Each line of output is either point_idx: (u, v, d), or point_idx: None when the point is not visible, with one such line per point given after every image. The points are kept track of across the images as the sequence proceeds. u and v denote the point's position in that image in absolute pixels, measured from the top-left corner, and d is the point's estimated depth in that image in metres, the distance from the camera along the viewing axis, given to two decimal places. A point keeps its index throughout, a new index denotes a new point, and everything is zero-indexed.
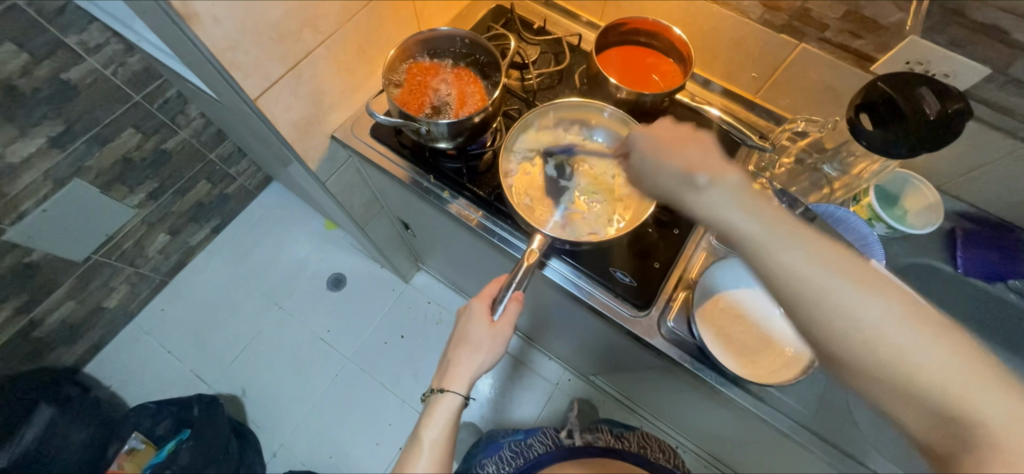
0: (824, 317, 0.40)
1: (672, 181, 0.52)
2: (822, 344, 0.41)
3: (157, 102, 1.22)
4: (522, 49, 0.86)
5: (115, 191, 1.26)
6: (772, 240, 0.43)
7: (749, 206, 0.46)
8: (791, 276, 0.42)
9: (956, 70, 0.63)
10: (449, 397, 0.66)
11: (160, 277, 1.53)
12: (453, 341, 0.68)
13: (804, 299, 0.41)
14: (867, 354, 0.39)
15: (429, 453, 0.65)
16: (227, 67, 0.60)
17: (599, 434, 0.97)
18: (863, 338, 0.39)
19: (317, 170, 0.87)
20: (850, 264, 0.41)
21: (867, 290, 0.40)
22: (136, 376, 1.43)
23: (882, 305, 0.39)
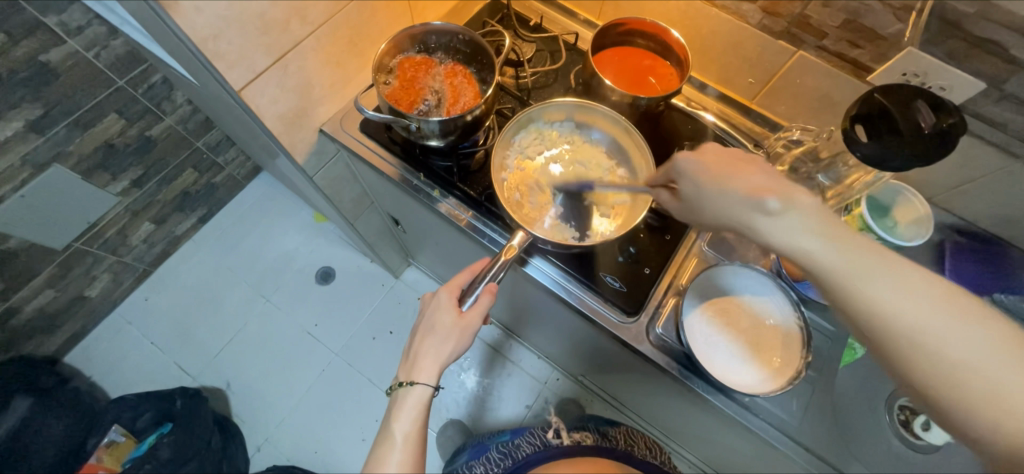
0: (908, 351, 0.41)
1: (733, 215, 0.50)
2: (911, 375, 0.42)
3: (142, 87, 1.19)
4: (517, 46, 0.84)
5: (97, 178, 1.23)
6: (856, 275, 0.43)
7: (826, 242, 0.45)
8: (878, 309, 0.42)
9: (952, 83, 0.62)
10: (417, 389, 0.62)
11: (144, 267, 1.50)
12: (418, 332, 0.65)
13: (888, 331, 0.42)
14: (954, 386, 0.40)
15: (403, 448, 0.61)
16: (209, 56, 0.58)
17: (586, 433, 0.94)
18: (950, 372, 0.40)
19: (304, 163, 0.85)
20: (932, 291, 0.41)
21: (948, 320, 0.40)
22: (117, 367, 1.40)
23: (973, 334, 0.40)
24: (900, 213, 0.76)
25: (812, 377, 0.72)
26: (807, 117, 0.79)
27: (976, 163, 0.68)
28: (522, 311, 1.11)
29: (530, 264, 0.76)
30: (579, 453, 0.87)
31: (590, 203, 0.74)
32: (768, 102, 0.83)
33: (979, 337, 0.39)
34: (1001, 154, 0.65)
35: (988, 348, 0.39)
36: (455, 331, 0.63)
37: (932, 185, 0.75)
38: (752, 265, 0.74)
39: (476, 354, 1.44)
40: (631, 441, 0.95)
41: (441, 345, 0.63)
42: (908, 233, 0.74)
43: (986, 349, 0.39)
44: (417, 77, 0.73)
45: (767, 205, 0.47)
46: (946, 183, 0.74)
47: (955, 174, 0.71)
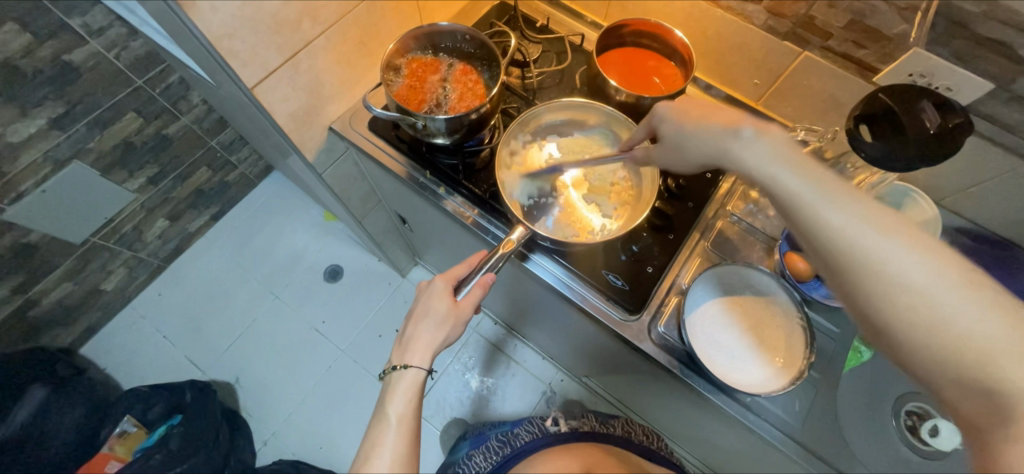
0: (856, 272, 0.41)
1: (705, 148, 0.54)
2: (857, 300, 0.41)
3: (159, 87, 1.22)
4: (523, 47, 0.85)
5: (114, 175, 1.26)
6: (810, 196, 0.44)
7: (791, 169, 0.46)
8: (830, 228, 0.42)
9: (958, 83, 0.62)
10: (411, 371, 0.63)
11: (158, 262, 1.53)
12: (412, 316, 0.66)
13: (839, 251, 0.42)
14: (897, 311, 0.39)
15: (398, 430, 0.60)
16: (223, 54, 0.60)
17: (584, 419, 0.94)
18: (898, 299, 0.39)
19: (314, 160, 0.87)
20: (893, 222, 0.41)
21: (909, 248, 0.39)
22: (131, 359, 1.44)
23: (930, 266, 0.38)
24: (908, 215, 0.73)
25: (815, 379, 0.72)
26: (813, 118, 0.79)
27: (985, 164, 0.67)
28: (521, 306, 1.11)
29: (532, 260, 0.77)
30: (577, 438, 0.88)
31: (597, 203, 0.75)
32: (774, 103, 0.83)
33: (934, 271, 0.38)
34: (1010, 156, 0.64)
35: (944, 282, 0.38)
36: (449, 318, 0.65)
37: (941, 187, 0.75)
38: (754, 265, 0.74)
39: (481, 353, 1.45)
40: (628, 428, 0.95)
41: (435, 330, 0.64)
42: None
43: (941, 283, 0.38)
44: (424, 77, 0.75)
45: (738, 135, 0.51)
46: (955, 186, 0.73)
47: (963, 177, 0.70)
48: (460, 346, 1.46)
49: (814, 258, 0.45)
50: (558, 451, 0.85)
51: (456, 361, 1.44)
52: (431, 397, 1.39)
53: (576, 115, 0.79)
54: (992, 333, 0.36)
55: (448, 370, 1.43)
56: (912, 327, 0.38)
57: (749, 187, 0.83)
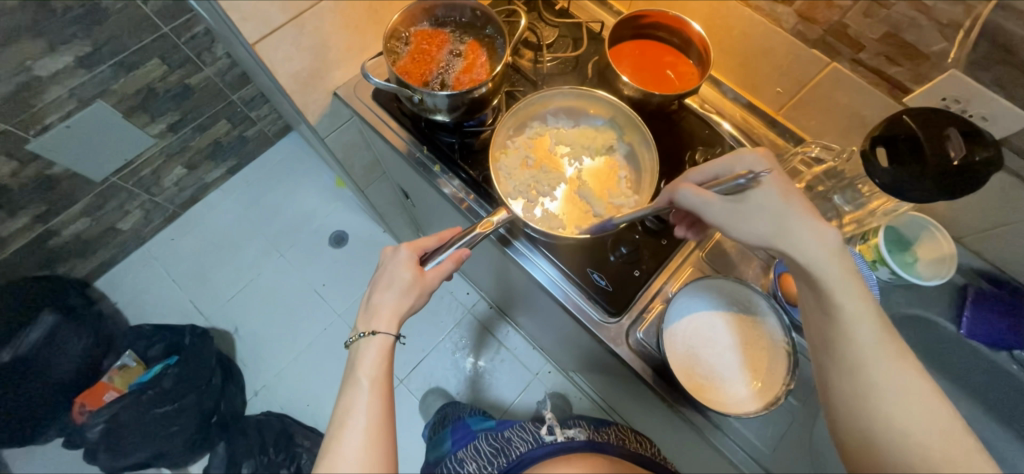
0: (862, 401, 0.47)
1: (772, 230, 0.52)
2: (849, 423, 0.48)
3: (185, 36, 1.24)
4: (537, 29, 0.82)
5: (136, 118, 1.30)
6: (852, 321, 0.48)
7: (853, 286, 0.49)
8: (857, 354, 0.48)
9: (994, 112, 0.57)
10: (378, 337, 0.64)
11: (173, 208, 1.58)
12: (375, 283, 0.68)
13: (849, 379, 0.48)
14: (881, 442, 0.46)
15: (370, 391, 0.60)
16: (224, 6, 0.59)
17: (579, 429, 0.93)
18: (884, 432, 0.46)
19: (317, 124, 0.87)
20: (894, 348, 0.47)
21: (907, 392, 0.46)
22: (139, 297, 1.50)
23: (920, 413, 0.45)
24: (921, 249, 0.72)
25: (794, 406, 0.70)
26: (834, 135, 0.74)
27: (1013, 205, 0.63)
28: (507, 287, 1.10)
29: (514, 249, 0.76)
30: (578, 449, 0.84)
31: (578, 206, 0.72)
32: (795, 115, 0.78)
33: (922, 418, 0.45)
34: None
35: (915, 411, 0.45)
36: (414, 287, 0.66)
37: (962, 224, 0.70)
38: (746, 282, 0.70)
39: (473, 336, 1.46)
40: (622, 436, 0.94)
41: (399, 298, 0.66)
42: (926, 271, 0.71)
43: (928, 428, 0.45)
44: (430, 49, 0.73)
45: (819, 231, 0.51)
46: (978, 224, 0.69)
47: (989, 215, 0.66)
48: (454, 325, 1.47)
49: (829, 372, 0.51)
50: (561, 461, 0.82)
51: (447, 340, 1.45)
52: (419, 371, 1.41)
53: (579, 106, 0.76)
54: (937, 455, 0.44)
55: (439, 347, 1.44)
56: (894, 457, 0.45)
57: None
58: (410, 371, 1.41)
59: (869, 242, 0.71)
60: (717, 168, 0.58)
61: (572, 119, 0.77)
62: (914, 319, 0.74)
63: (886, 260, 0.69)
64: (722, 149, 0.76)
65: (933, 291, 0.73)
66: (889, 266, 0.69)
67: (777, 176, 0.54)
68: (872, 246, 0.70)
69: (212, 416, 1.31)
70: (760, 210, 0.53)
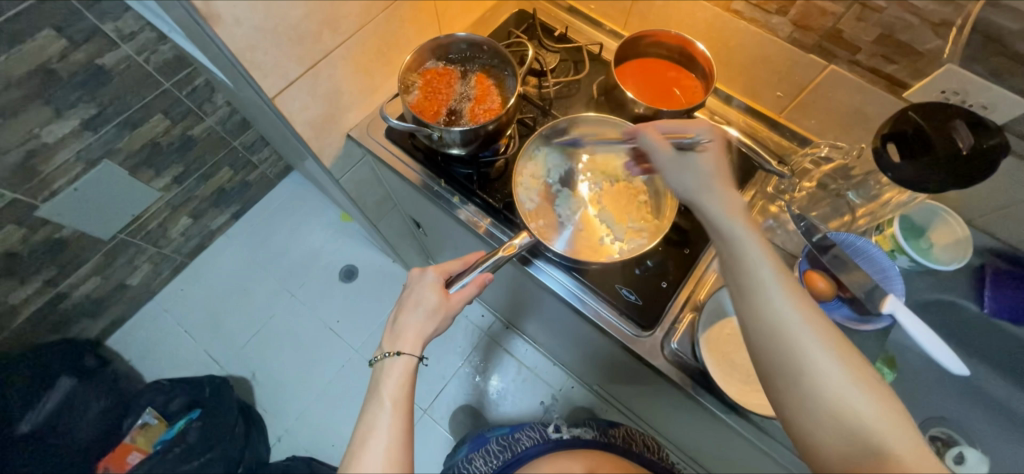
0: (778, 340, 0.44)
1: (696, 187, 0.56)
2: (771, 364, 0.45)
3: (186, 89, 1.25)
4: (540, 57, 0.85)
5: (142, 174, 1.31)
6: (761, 266, 0.48)
7: (752, 234, 0.50)
8: (763, 296, 0.46)
9: (996, 102, 0.59)
10: (403, 358, 0.63)
11: (181, 258, 1.57)
12: (401, 305, 0.68)
13: (767, 321, 0.45)
14: (801, 379, 0.43)
15: (393, 411, 0.59)
16: (246, 66, 0.61)
17: (586, 428, 0.94)
18: (810, 372, 0.43)
19: (332, 166, 0.89)
20: (791, 278, 0.47)
21: (822, 334, 0.44)
22: (154, 351, 1.48)
23: (834, 352, 0.43)
24: (937, 235, 0.77)
25: None
26: (838, 133, 0.77)
27: None
28: (526, 306, 1.10)
29: (536, 266, 0.78)
30: (580, 445, 0.87)
31: (594, 237, 0.74)
32: (797, 117, 0.81)
33: (837, 359, 0.43)
34: None
35: (818, 334, 0.44)
36: (440, 310, 0.66)
37: (972, 206, 0.73)
38: None
39: (494, 358, 1.45)
40: (630, 438, 0.94)
41: (425, 319, 0.66)
42: (945, 254, 0.75)
43: (828, 350, 0.43)
44: (441, 87, 0.75)
45: (727, 193, 0.54)
46: (987, 205, 0.71)
47: (999, 196, 0.69)
48: (472, 349, 1.46)
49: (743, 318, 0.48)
50: (561, 453, 0.85)
51: (466, 365, 1.44)
52: (442, 399, 1.40)
53: (598, 129, 0.77)
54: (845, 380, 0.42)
55: (459, 373, 1.43)
56: (820, 398, 0.42)
57: (769, 201, 0.83)
58: (433, 399, 1.40)
59: (886, 233, 0.72)
60: (670, 127, 0.62)
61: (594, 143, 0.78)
62: None
63: (905, 249, 0.70)
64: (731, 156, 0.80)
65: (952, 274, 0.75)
66: (908, 253, 0.70)
67: (710, 140, 0.57)
68: (890, 237, 0.71)
69: (238, 465, 1.29)
70: (688, 169, 0.57)
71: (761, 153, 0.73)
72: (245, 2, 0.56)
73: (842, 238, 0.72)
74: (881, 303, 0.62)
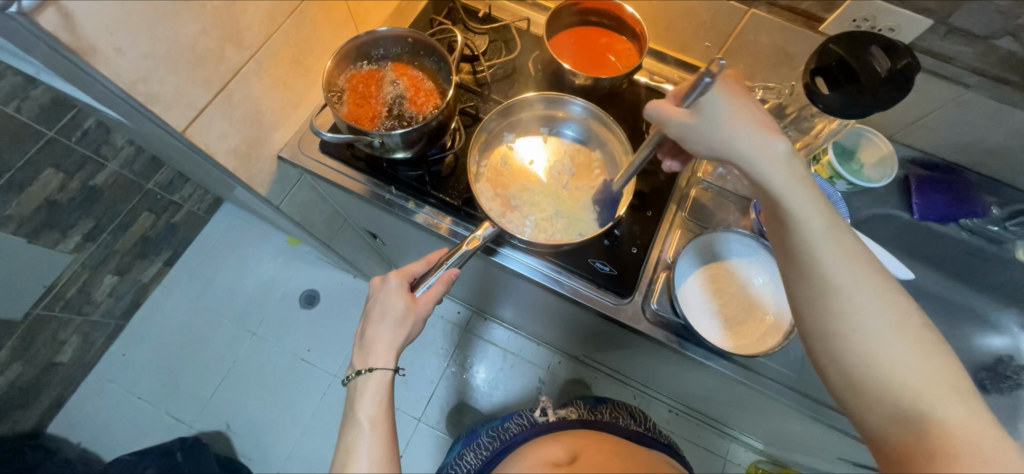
0: (825, 298, 0.44)
1: (719, 139, 0.49)
2: (816, 327, 0.45)
3: (75, 134, 1.12)
4: (469, 41, 0.81)
5: (46, 238, 1.13)
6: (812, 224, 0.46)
7: (806, 191, 0.47)
8: (815, 257, 0.45)
9: (900, 23, 0.64)
10: (377, 374, 0.59)
11: (115, 321, 1.41)
12: (368, 317, 0.63)
13: (817, 285, 0.45)
14: (843, 336, 0.43)
15: (372, 430, 0.56)
16: (142, 101, 0.54)
17: (571, 408, 0.91)
18: (851, 331, 0.43)
19: (268, 193, 0.82)
20: (844, 237, 0.45)
21: (876, 294, 0.43)
22: (107, 428, 1.33)
23: (886, 310, 0.42)
24: (865, 155, 0.79)
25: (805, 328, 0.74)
26: (767, 73, 0.81)
27: (931, 97, 0.72)
28: (500, 294, 1.09)
29: (503, 254, 0.76)
30: (565, 427, 0.84)
31: (558, 219, 0.72)
32: (727, 64, 0.84)
33: (888, 309, 0.42)
34: (952, 86, 0.69)
35: (864, 292, 0.43)
36: (409, 316, 0.62)
37: (892, 123, 0.79)
38: (733, 229, 0.75)
39: (478, 351, 1.43)
40: (617, 413, 0.92)
41: (395, 329, 0.61)
42: (874, 173, 0.78)
43: (873, 309, 0.42)
44: (371, 90, 0.70)
45: (775, 151, 0.48)
46: (905, 120, 0.78)
47: (913, 110, 0.75)
48: (455, 348, 1.43)
49: (793, 282, 0.48)
50: (548, 438, 0.82)
51: (452, 364, 1.41)
52: (433, 404, 1.36)
53: (549, 112, 0.78)
54: (887, 333, 0.42)
55: (446, 374, 1.40)
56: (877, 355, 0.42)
57: None
58: (424, 406, 1.36)
59: (823, 162, 0.77)
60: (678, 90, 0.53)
61: (549, 125, 0.79)
62: (875, 216, 0.83)
63: (841, 174, 0.75)
64: None
65: (884, 188, 0.82)
66: (844, 178, 0.75)
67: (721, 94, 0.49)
68: (827, 165, 0.76)
69: None
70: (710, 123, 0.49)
71: None
72: (122, 27, 0.49)
73: None
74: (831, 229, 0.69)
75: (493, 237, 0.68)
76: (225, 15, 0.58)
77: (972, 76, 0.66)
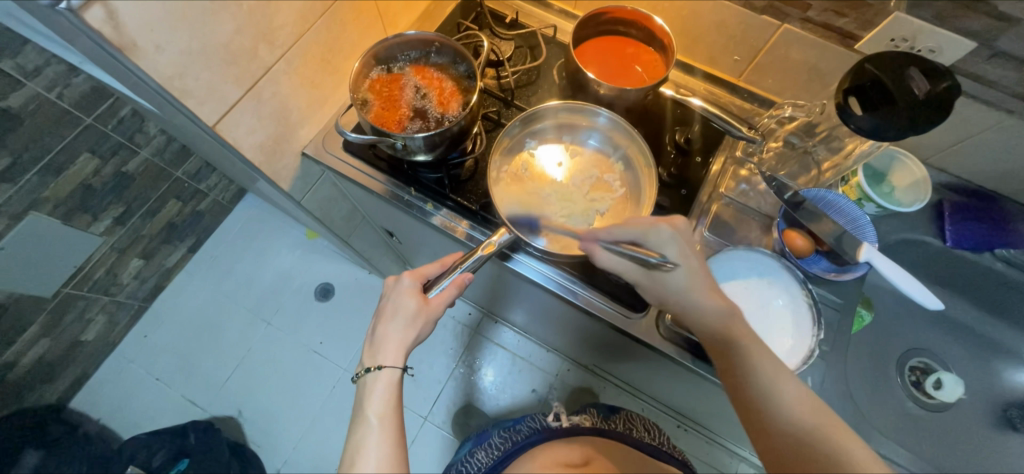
0: (757, 383, 0.57)
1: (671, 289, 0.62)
2: (761, 410, 0.56)
3: (111, 122, 1.16)
4: (495, 46, 0.82)
5: (78, 221, 1.18)
6: (756, 353, 0.58)
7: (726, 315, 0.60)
8: (742, 353, 0.59)
9: (941, 44, 0.62)
10: (385, 372, 0.60)
11: (138, 303, 1.45)
12: (379, 315, 0.64)
13: (756, 378, 0.57)
14: (777, 415, 0.55)
15: (380, 427, 0.57)
16: (177, 96, 0.55)
17: (585, 415, 0.90)
18: (783, 410, 0.55)
19: (290, 188, 0.83)
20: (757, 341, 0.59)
21: (795, 383, 0.56)
22: (125, 406, 1.37)
23: (797, 392, 0.55)
24: (896, 178, 0.76)
25: (824, 352, 0.73)
26: (797, 89, 0.79)
27: (970, 121, 0.69)
28: (512, 299, 1.09)
29: (517, 260, 0.76)
30: (579, 434, 0.84)
31: (576, 225, 0.72)
32: (755, 78, 0.82)
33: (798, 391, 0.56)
34: (993, 111, 0.66)
35: (783, 377, 0.56)
36: (420, 316, 0.62)
37: (926, 146, 0.77)
38: (754, 248, 0.74)
39: (487, 353, 1.43)
40: (630, 425, 0.91)
41: (406, 328, 0.62)
42: (906, 197, 0.75)
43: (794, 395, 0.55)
44: (395, 92, 0.71)
45: (711, 299, 0.61)
46: (940, 143, 0.75)
47: (950, 134, 0.73)
48: (464, 349, 1.44)
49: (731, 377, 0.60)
50: (561, 442, 0.82)
51: (460, 365, 1.42)
52: (440, 404, 1.37)
53: (573, 120, 0.77)
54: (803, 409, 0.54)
55: (454, 374, 1.41)
56: (813, 453, 0.52)
57: (738, 166, 0.82)
58: (432, 404, 1.37)
59: (851, 183, 0.75)
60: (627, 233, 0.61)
61: (571, 135, 0.78)
62: (905, 241, 0.80)
63: (870, 197, 0.73)
64: (696, 126, 0.80)
65: (915, 213, 0.79)
66: (874, 201, 0.73)
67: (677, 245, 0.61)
68: (855, 186, 0.74)
69: None
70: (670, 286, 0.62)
71: (727, 119, 0.71)
72: (162, 25, 0.50)
73: (814, 195, 0.72)
74: (856, 254, 0.67)
75: (508, 243, 0.67)
76: (259, 15, 0.60)
77: (1015, 102, 0.64)
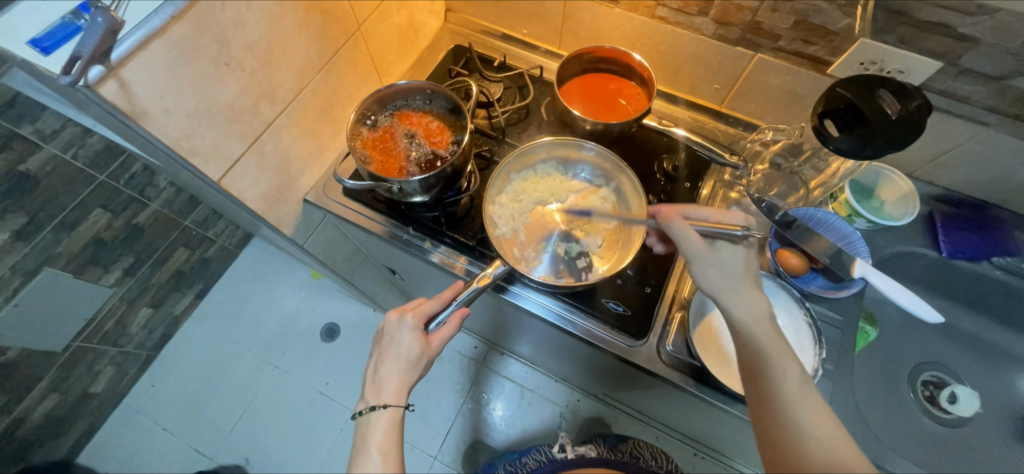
0: (773, 389, 0.51)
1: (726, 275, 0.58)
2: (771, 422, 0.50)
3: (123, 178, 1.22)
4: (484, 88, 0.86)
5: (89, 273, 1.21)
6: (778, 360, 0.52)
7: (753, 311, 0.56)
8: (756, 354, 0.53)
9: (910, 66, 0.64)
10: (389, 410, 0.60)
11: (146, 352, 1.46)
12: (380, 356, 0.64)
13: (769, 383, 0.51)
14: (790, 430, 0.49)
15: (383, 464, 0.56)
16: (183, 155, 0.58)
17: (591, 447, 0.90)
18: (800, 427, 0.48)
19: (293, 233, 0.86)
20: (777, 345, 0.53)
21: (807, 397, 0.50)
22: (132, 459, 1.36)
23: (809, 406, 0.49)
24: (885, 192, 0.78)
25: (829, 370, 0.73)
26: (778, 113, 0.81)
27: (950, 135, 0.71)
28: (517, 331, 1.09)
29: (517, 293, 0.77)
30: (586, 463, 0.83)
31: (568, 256, 0.74)
32: (737, 104, 0.85)
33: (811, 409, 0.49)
34: (970, 125, 0.68)
35: (803, 393, 0.50)
36: (421, 357, 0.64)
37: (910, 161, 0.79)
38: None
39: (495, 387, 1.41)
40: (637, 453, 0.89)
41: (407, 368, 0.63)
42: (896, 211, 0.76)
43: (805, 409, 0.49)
44: (389, 136, 0.75)
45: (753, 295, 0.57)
46: (924, 157, 0.77)
47: (931, 149, 0.75)
48: (471, 384, 1.42)
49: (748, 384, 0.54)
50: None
51: (468, 400, 1.40)
52: (448, 441, 1.34)
53: (566, 153, 0.80)
54: (816, 427, 0.48)
55: (462, 409, 1.39)
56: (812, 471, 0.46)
57: (728, 188, 0.83)
58: (441, 442, 1.35)
59: (840, 200, 0.76)
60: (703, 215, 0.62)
61: (565, 166, 0.81)
62: (900, 254, 0.81)
63: (860, 212, 0.74)
64: (681, 154, 0.83)
65: (908, 226, 0.80)
66: (864, 216, 0.74)
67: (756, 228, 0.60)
68: (844, 203, 0.75)
69: None
70: (718, 261, 0.58)
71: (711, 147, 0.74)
72: (170, 91, 0.54)
73: (803, 214, 0.75)
74: (851, 269, 0.67)
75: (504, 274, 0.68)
76: (261, 76, 0.64)
77: (989, 114, 0.66)
